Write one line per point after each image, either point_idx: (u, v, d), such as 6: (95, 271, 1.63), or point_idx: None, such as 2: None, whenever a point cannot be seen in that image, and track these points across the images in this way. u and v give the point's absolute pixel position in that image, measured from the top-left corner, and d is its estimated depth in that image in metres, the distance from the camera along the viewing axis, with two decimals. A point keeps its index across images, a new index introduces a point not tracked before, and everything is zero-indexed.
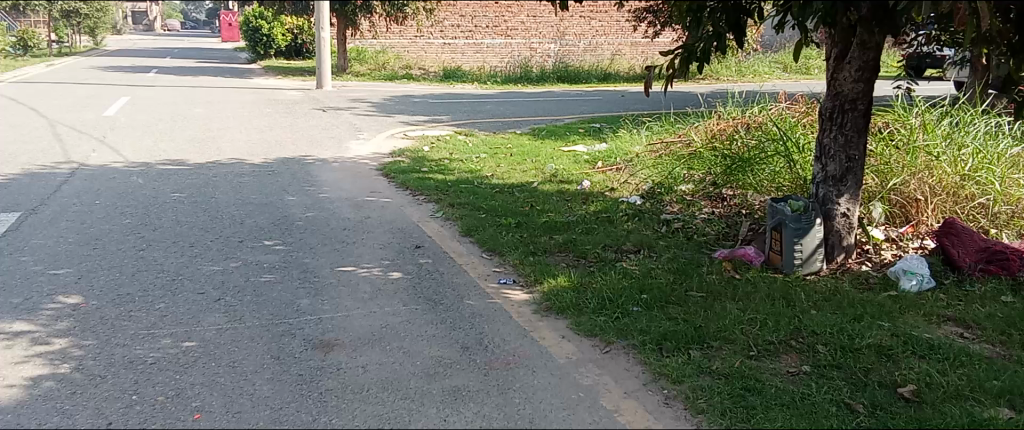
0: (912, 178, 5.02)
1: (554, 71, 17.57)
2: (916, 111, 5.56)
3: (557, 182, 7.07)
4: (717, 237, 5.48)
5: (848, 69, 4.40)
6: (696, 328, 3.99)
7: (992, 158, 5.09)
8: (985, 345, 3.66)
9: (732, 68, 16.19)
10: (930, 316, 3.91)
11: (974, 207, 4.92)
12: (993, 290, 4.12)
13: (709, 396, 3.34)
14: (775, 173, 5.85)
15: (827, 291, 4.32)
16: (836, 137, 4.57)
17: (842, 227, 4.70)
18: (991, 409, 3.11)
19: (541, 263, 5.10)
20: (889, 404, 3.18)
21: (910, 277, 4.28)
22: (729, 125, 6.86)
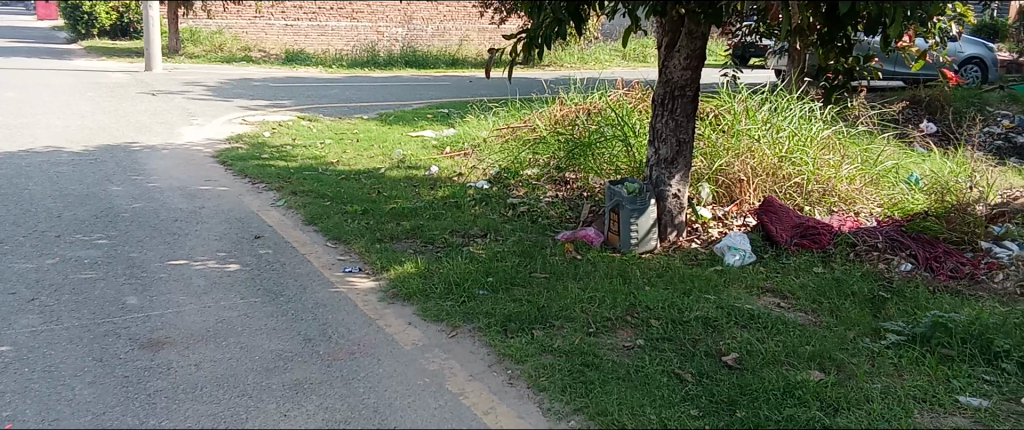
0: (736, 160, 5.35)
1: (401, 56, 17.39)
2: (739, 97, 5.93)
3: (404, 168, 6.99)
4: (561, 220, 5.62)
5: (677, 58, 4.62)
6: (539, 308, 4.08)
7: (805, 140, 5.51)
8: (798, 313, 3.94)
9: (574, 55, 16.63)
10: (751, 288, 4.21)
11: (790, 186, 5.32)
12: (806, 262, 4.44)
13: (550, 373, 3.42)
14: (614, 157, 6.07)
15: (660, 268, 4.54)
16: (667, 121, 4.80)
17: (673, 208, 4.95)
18: (803, 372, 3.32)
19: (387, 249, 5.04)
20: (714, 372, 3.37)
21: (734, 252, 4.57)
22: (571, 111, 7.04)
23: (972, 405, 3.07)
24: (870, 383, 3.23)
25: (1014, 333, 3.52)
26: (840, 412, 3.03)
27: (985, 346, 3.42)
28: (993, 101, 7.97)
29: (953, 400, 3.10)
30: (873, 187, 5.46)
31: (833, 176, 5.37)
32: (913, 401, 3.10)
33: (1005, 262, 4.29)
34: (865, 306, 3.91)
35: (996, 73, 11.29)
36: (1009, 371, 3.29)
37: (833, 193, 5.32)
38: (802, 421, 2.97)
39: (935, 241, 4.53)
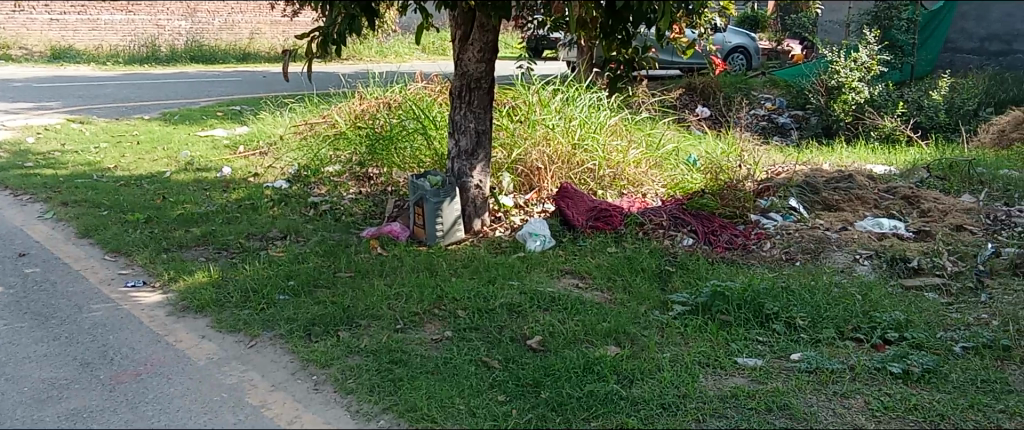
0: (533, 149, 5.50)
1: (186, 51, 16.32)
2: (533, 88, 6.08)
3: (192, 170, 6.55)
4: (365, 216, 5.51)
5: (471, 51, 4.66)
6: (344, 309, 3.97)
7: (595, 128, 5.77)
8: (595, 292, 4.12)
9: (372, 48, 16.41)
10: (552, 272, 4.35)
11: (583, 171, 5.55)
12: (600, 243, 4.66)
13: (358, 374, 3.34)
14: (416, 150, 5.96)
15: (466, 258, 4.58)
16: (466, 114, 4.84)
17: (476, 198, 5.01)
18: (601, 348, 3.43)
19: (176, 259, 4.69)
20: (520, 356, 3.43)
21: (535, 238, 4.71)
22: (370, 105, 6.91)
23: (748, 365, 3.18)
24: (660, 353, 3.34)
25: (781, 296, 3.67)
26: (634, 383, 3.11)
27: (757, 310, 3.57)
28: (757, 86, 8.74)
29: (732, 362, 3.22)
30: (658, 170, 5.83)
31: (622, 161, 5.67)
32: (698, 367, 3.19)
33: (770, 232, 4.68)
34: (654, 281, 4.15)
35: (759, 60, 12.47)
36: (779, 331, 3.43)
37: (622, 176, 5.62)
38: (601, 395, 3.01)
39: (712, 216, 4.90)
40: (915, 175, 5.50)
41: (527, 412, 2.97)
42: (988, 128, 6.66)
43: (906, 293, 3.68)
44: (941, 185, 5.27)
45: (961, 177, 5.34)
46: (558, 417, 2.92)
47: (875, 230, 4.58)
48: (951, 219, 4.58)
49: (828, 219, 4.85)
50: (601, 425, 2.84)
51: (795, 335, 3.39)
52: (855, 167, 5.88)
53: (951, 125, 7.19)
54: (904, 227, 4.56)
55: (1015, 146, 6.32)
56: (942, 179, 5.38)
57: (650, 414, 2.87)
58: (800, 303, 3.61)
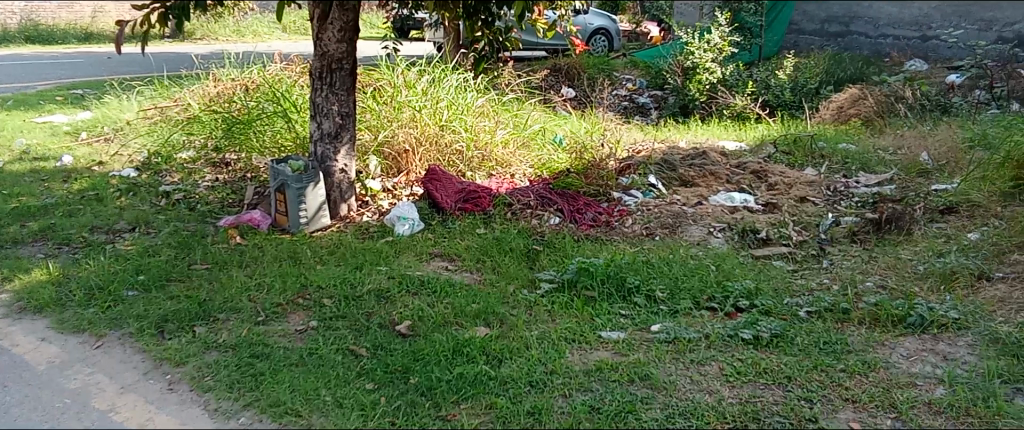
0: (399, 130, 5.39)
1: (18, 30, 14.99)
2: (397, 69, 5.94)
3: (28, 160, 6.02)
4: (223, 205, 5.24)
5: (331, 30, 4.49)
6: (200, 304, 3.76)
7: (462, 109, 5.71)
8: (464, 274, 4.07)
9: (228, 27, 15.64)
10: (421, 255, 4.28)
11: (452, 153, 5.49)
12: (469, 224, 4.63)
13: (216, 371, 3.17)
14: (277, 134, 5.70)
15: (331, 245, 4.43)
16: (327, 96, 4.67)
17: (341, 182, 4.86)
18: (470, 330, 3.38)
19: (9, 257, 4.29)
20: (388, 343, 3.33)
21: (403, 222, 4.63)
22: (226, 87, 6.56)
23: (612, 339, 3.25)
24: (528, 331, 3.36)
25: (643, 270, 3.77)
26: (504, 363, 3.10)
27: (621, 284, 3.66)
28: (618, 67, 8.95)
29: (597, 336, 3.27)
30: (525, 150, 5.85)
31: (490, 141, 5.65)
32: (564, 342, 3.23)
33: (632, 208, 4.80)
34: (522, 261, 4.14)
35: (619, 41, 12.79)
36: (641, 304, 3.52)
37: (490, 157, 5.59)
38: (469, 377, 2.99)
39: (578, 195, 4.98)
40: (763, 150, 5.81)
41: (396, 399, 2.90)
42: (829, 105, 7.08)
43: (755, 262, 3.87)
44: (786, 160, 5.58)
45: (804, 152, 5.67)
46: (428, 401, 2.88)
47: (727, 203, 4.79)
48: (796, 191, 4.85)
49: (685, 194, 5.03)
50: (469, 407, 2.83)
51: (656, 307, 3.49)
52: (709, 144, 6.13)
53: (796, 103, 7.60)
54: (754, 201, 4.80)
55: (852, 122, 6.74)
56: (787, 154, 5.69)
57: (519, 392, 2.88)
58: (660, 276, 3.72)
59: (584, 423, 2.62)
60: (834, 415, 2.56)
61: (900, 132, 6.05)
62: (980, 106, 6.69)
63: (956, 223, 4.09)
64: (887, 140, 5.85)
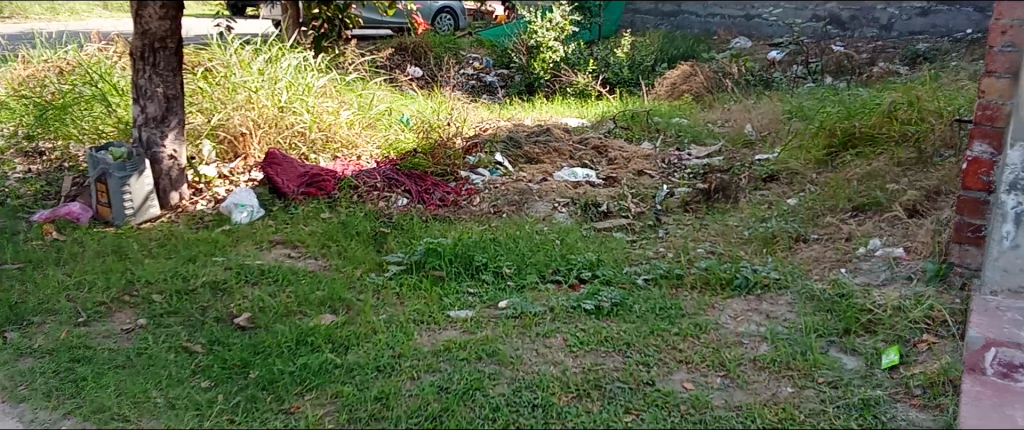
0: (234, 113, 5.10)
1: None
2: (230, 48, 5.62)
3: None
4: (37, 198, 4.79)
5: (152, 7, 4.19)
6: (11, 308, 3.41)
7: (302, 90, 5.50)
8: (308, 260, 3.91)
9: (40, 5, 14.35)
10: (261, 243, 4.08)
11: (293, 135, 5.27)
12: (313, 209, 4.46)
13: (32, 380, 2.89)
14: (97, 119, 5.26)
15: (162, 237, 4.15)
16: (151, 77, 4.36)
17: (171, 169, 4.55)
18: (315, 318, 3.23)
19: None
20: (226, 337, 3.14)
21: (241, 209, 4.41)
22: (36, 71, 5.94)
23: (460, 317, 3.19)
24: (375, 316, 3.24)
25: (490, 248, 3.76)
26: (350, 349, 2.98)
27: (468, 262, 3.62)
28: (464, 45, 8.89)
29: (445, 316, 3.20)
30: (371, 130, 5.69)
31: (333, 122, 5.46)
32: (412, 324, 3.14)
33: (479, 187, 4.81)
34: (369, 243, 4.03)
35: (463, 20, 12.80)
36: (488, 281, 3.50)
37: (335, 138, 5.41)
38: (314, 367, 2.85)
39: (425, 176, 4.92)
40: (603, 126, 6.01)
41: (234, 395, 2.74)
42: (662, 82, 7.36)
43: (598, 235, 3.97)
44: (625, 134, 5.78)
45: (641, 127, 5.90)
46: (269, 395, 2.72)
47: (571, 178, 4.90)
48: (634, 165, 5.03)
49: (530, 171, 5.09)
50: (314, 398, 2.69)
51: (503, 283, 3.48)
52: (552, 121, 6.25)
53: (633, 80, 7.86)
54: (595, 176, 4.94)
55: (684, 97, 7.03)
56: (626, 129, 5.90)
57: (365, 379, 2.76)
58: (506, 253, 3.73)
59: (431, 405, 2.56)
60: (670, 377, 2.66)
61: (727, 106, 6.39)
62: (798, 80, 7.18)
63: (777, 191, 4.37)
64: (716, 114, 6.17)
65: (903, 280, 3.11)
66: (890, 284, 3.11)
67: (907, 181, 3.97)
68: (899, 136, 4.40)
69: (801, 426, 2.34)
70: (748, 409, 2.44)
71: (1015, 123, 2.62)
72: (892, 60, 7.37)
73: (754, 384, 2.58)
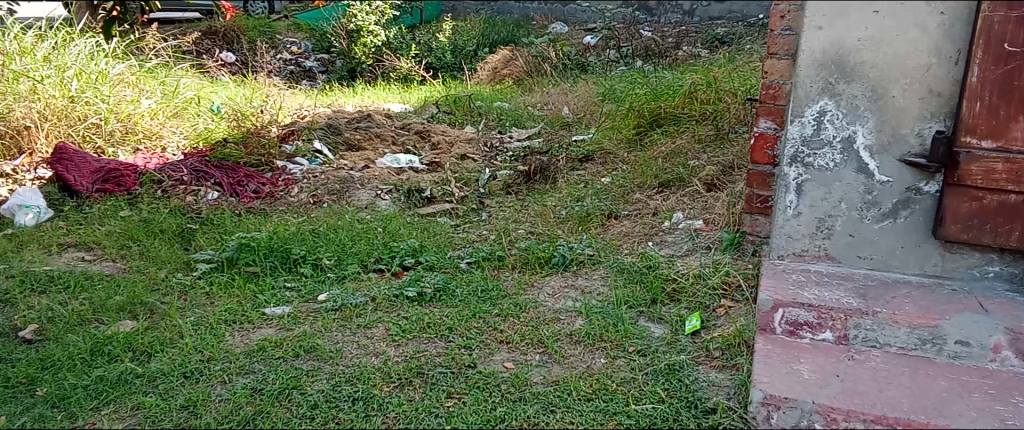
0: (16, 104, 4.60)
1: None
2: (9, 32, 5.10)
3: None
4: None
5: None
6: None
7: (95, 78, 5.10)
8: (106, 263, 3.60)
9: None
10: (51, 247, 3.72)
11: (87, 127, 4.83)
12: (111, 207, 4.12)
13: None
14: None
15: None
16: None
17: None
18: (113, 325, 2.99)
19: None
20: (9, 352, 2.83)
21: (26, 210, 4.02)
22: None
23: (276, 314, 3.05)
24: (182, 319, 3.04)
25: (308, 240, 3.62)
26: (153, 357, 2.78)
27: (285, 256, 3.48)
28: (281, 30, 8.57)
29: (259, 314, 3.06)
30: (178, 120, 5.32)
31: (134, 112, 5.06)
32: (223, 325, 2.98)
33: (297, 177, 4.63)
34: (175, 241, 3.77)
35: (279, 3, 12.29)
36: (307, 275, 3.37)
37: (136, 130, 5.00)
38: (111, 378, 2.63)
39: (237, 167, 4.68)
40: (426, 111, 5.99)
41: (20, 416, 2.47)
42: (484, 66, 7.45)
43: (421, 220, 3.94)
44: (447, 119, 5.80)
45: (464, 111, 5.93)
46: (61, 413, 2.48)
47: (393, 165, 4.84)
48: (457, 150, 5.05)
49: (351, 158, 4.97)
50: (112, 412, 2.48)
51: (322, 275, 3.36)
52: (374, 107, 6.15)
53: (456, 65, 7.85)
54: (418, 161, 4.90)
55: (505, 81, 7.13)
56: (449, 113, 5.92)
57: (171, 387, 2.58)
58: (325, 244, 3.60)
59: (244, 408, 2.42)
60: (490, 358, 2.69)
61: (546, 90, 6.55)
62: (611, 64, 7.49)
63: (592, 170, 4.54)
64: (535, 97, 6.31)
65: (703, 249, 3.32)
66: (691, 254, 3.32)
67: (707, 157, 4.23)
68: (699, 115, 4.68)
69: (614, 395, 2.43)
70: (564, 382, 2.51)
71: (794, 101, 2.74)
72: (695, 44, 7.85)
73: (570, 358, 2.67)
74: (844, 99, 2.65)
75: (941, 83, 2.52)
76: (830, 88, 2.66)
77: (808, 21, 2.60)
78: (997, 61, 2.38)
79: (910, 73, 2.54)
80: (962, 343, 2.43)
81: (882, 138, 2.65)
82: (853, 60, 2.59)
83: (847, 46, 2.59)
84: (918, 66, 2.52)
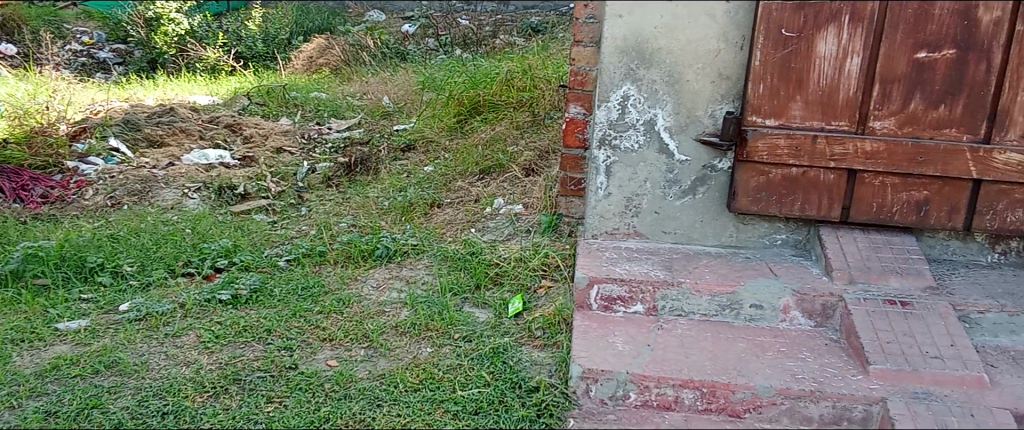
0: None
1: None
2: None
3: None
4: None
5: None
6: None
7: None
8: None
9: None
10: None
11: None
12: None
13: None
14: None
15: None
16: None
17: None
18: None
19: None
20: None
21: None
22: None
23: (70, 329, 2.80)
24: None
25: (106, 246, 3.35)
26: None
27: (79, 265, 3.19)
28: (69, 18, 7.96)
29: (51, 330, 2.79)
30: None
31: None
32: (9, 345, 2.69)
33: (92, 178, 4.26)
34: None
35: None
36: (106, 284, 3.11)
37: None
38: None
39: (21, 170, 4.21)
40: (236, 103, 5.71)
41: None
42: (299, 55, 7.23)
43: (235, 219, 3.76)
44: (260, 111, 5.57)
45: (278, 102, 5.72)
46: None
47: (202, 161, 4.58)
48: (272, 143, 4.85)
49: (154, 156, 4.64)
50: None
51: (123, 284, 3.12)
52: (178, 100, 5.78)
53: (269, 54, 7.48)
54: (230, 156, 4.66)
55: (322, 71, 6.93)
56: (262, 105, 5.69)
57: None
58: (126, 250, 3.34)
59: None
60: (313, 357, 2.61)
61: (365, 79, 6.44)
62: (430, 52, 7.48)
63: (414, 159, 4.52)
64: (354, 87, 6.18)
65: (523, 233, 3.40)
66: (512, 238, 3.39)
67: (524, 143, 4.33)
68: (516, 102, 4.78)
69: (441, 383, 2.44)
70: (390, 376, 2.48)
71: (599, 87, 2.83)
72: (511, 32, 7.99)
73: (396, 350, 2.64)
74: (645, 84, 2.79)
75: (729, 67, 2.72)
76: (632, 74, 2.78)
77: (609, 9, 2.71)
78: (776, 46, 2.59)
79: (702, 58, 2.72)
80: (756, 306, 2.64)
81: (680, 119, 2.82)
82: (651, 46, 2.73)
83: (645, 34, 2.72)
84: (708, 52, 2.71)
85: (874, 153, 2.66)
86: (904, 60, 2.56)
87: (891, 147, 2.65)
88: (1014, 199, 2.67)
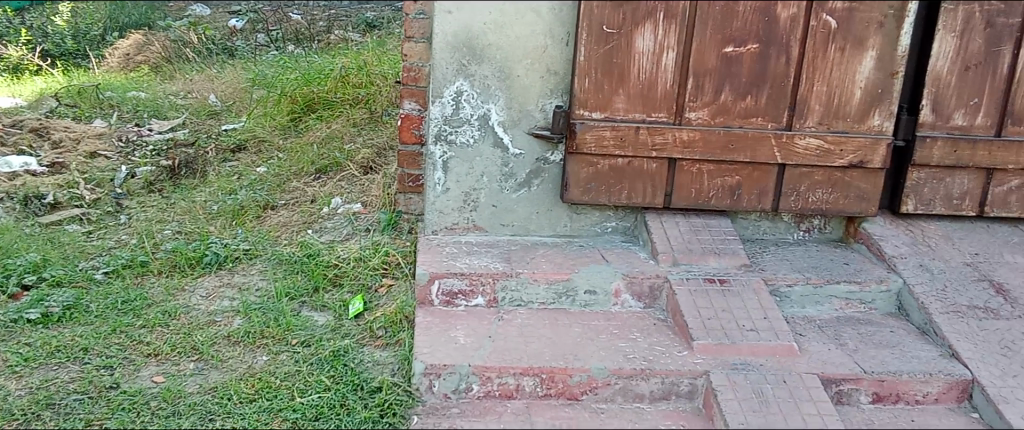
0: None
1: None
2: None
3: None
4: None
5: None
6: None
7: None
8: None
9: None
10: None
11: None
12: None
13: None
14: None
15: None
16: None
17: None
18: None
19: None
20: None
21: None
22: None
23: None
24: None
25: None
26: None
27: None
28: None
29: None
30: None
31: None
32: None
33: None
34: None
35: None
36: None
37: None
38: None
39: None
40: (42, 104, 5.25)
41: None
42: (113, 52, 6.79)
43: (44, 231, 3.47)
44: (70, 113, 5.18)
45: (90, 103, 5.32)
46: None
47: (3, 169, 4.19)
48: (85, 147, 4.51)
49: None
50: None
51: None
52: None
53: (80, 51, 6.94)
54: (36, 163, 4.29)
55: (140, 68, 6.51)
56: (72, 107, 5.28)
57: None
58: None
59: None
60: (136, 375, 2.46)
61: (188, 77, 6.11)
62: (261, 48, 7.19)
63: (245, 160, 4.34)
64: (177, 85, 5.85)
65: (362, 232, 3.36)
66: (351, 238, 3.33)
67: (361, 140, 4.28)
68: (352, 99, 4.70)
69: (278, 391, 2.37)
70: (223, 388, 2.38)
71: (432, 83, 2.84)
72: (345, 27, 7.80)
73: (229, 360, 2.54)
74: (477, 79, 2.83)
75: (556, 62, 2.81)
76: (464, 70, 2.81)
77: (439, 6, 2.73)
78: (598, 41, 2.71)
79: (530, 53, 2.80)
80: (590, 292, 2.75)
81: (512, 114, 2.88)
82: (481, 42, 2.77)
83: (475, 30, 2.76)
84: (536, 48, 2.79)
85: (691, 142, 2.83)
86: (714, 55, 2.75)
87: (707, 136, 2.83)
88: (814, 181, 2.93)
